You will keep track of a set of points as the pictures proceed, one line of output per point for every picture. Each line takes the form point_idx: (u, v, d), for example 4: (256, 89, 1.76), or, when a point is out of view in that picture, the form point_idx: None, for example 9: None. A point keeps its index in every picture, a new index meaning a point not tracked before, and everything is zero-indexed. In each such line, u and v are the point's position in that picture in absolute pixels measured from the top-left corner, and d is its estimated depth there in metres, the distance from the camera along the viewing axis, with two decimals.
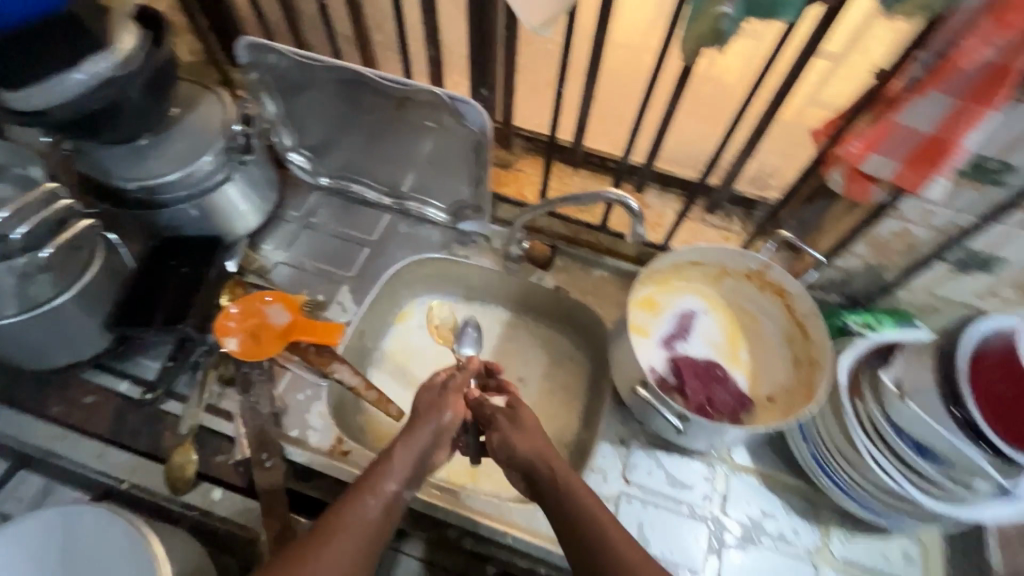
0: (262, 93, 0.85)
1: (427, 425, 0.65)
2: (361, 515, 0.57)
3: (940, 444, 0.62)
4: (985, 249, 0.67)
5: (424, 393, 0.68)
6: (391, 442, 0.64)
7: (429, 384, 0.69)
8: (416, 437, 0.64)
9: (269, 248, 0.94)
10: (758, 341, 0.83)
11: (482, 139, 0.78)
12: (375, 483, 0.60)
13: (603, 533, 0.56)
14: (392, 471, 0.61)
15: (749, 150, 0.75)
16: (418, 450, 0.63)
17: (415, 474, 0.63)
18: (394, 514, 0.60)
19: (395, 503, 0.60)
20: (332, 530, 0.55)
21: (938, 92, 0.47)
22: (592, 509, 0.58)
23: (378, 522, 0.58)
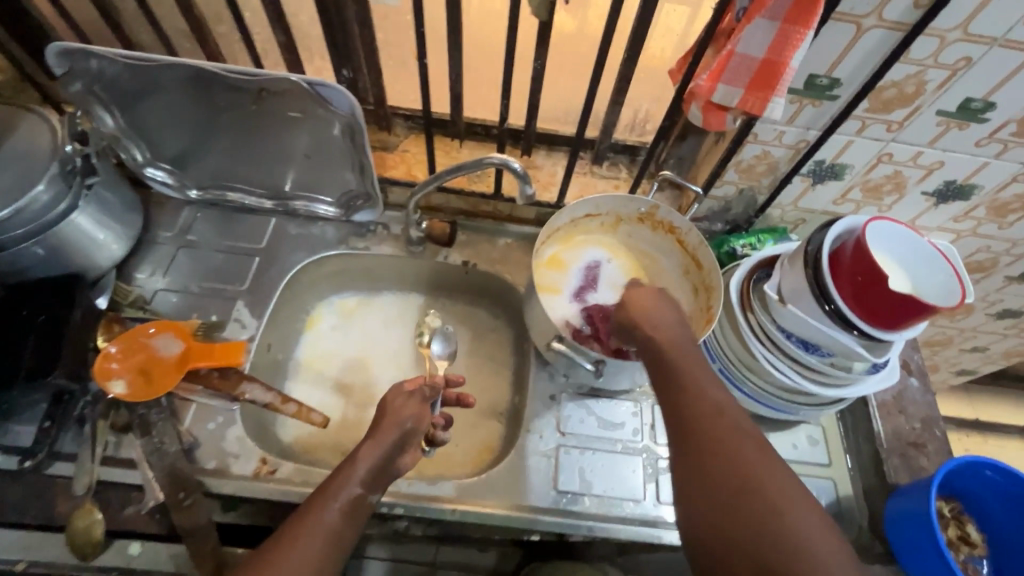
0: (93, 106, 0.75)
1: (398, 424, 0.68)
2: (321, 522, 0.57)
3: (819, 337, 0.69)
4: (831, 159, 0.75)
5: (392, 399, 0.70)
6: (358, 445, 0.65)
7: (399, 389, 0.71)
8: (381, 436, 0.66)
9: (144, 276, 0.85)
10: (660, 278, 0.87)
11: (355, 124, 0.74)
12: (334, 491, 0.60)
13: (706, 403, 0.53)
14: (353, 475, 0.62)
15: (619, 97, 0.78)
16: (384, 450, 0.65)
17: (381, 475, 0.64)
18: (358, 516, 0.61)
19: (358, 505, 0.61)
20: (292, 540, 0.55)
21: (763, 18, 0.51)
22: (696, 376, 0.55)
23: (339, 526, 0.58)
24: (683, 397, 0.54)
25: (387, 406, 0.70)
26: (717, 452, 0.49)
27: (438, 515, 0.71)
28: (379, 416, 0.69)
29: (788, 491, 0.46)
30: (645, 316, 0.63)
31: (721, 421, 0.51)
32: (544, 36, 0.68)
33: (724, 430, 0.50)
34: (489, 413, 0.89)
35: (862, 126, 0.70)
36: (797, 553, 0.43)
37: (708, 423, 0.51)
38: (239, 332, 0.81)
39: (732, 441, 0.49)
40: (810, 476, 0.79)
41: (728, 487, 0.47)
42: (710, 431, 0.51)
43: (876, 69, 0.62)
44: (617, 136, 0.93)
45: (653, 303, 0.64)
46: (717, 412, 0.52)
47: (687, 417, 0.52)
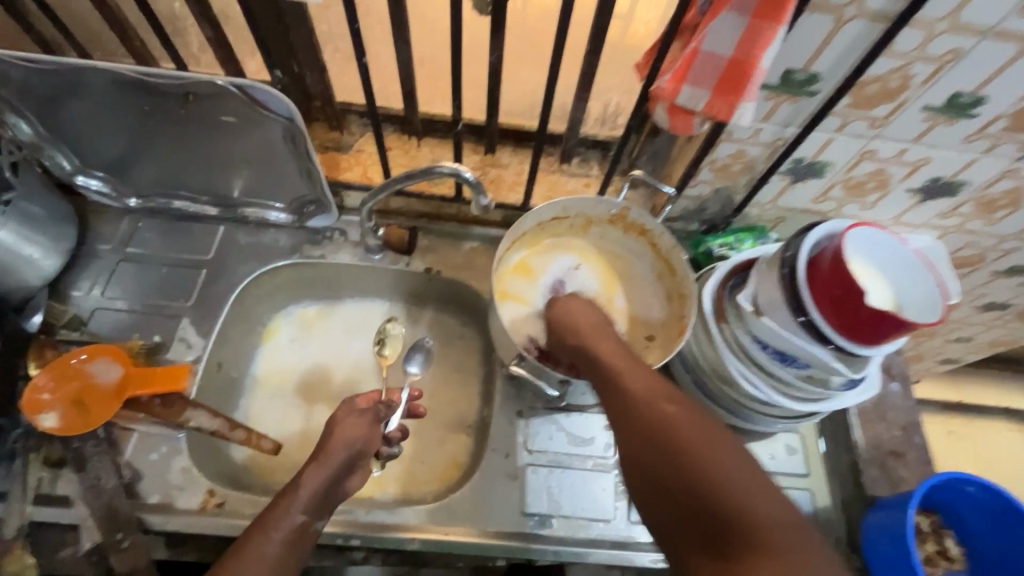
0: (5, 111, 0.69)
1: (344, 445, 0.63)
2: (259, 557, 0.53)
3: (795, 350, 0.65)
4: (811, 157, 0.70)
5: (341, 418, 0.66)
6: (302, 467, 0.61)
7: (347, 405, 0.67)
8: (326, 460, 0.62)
9: (80, 293, 0.79)
10: (633, 283, 0.83)
11: (294, 127, 0.68)
12: (274, 522, 0.56)
13: (636, 389, 0.54)
14: (295, 504, 0.57)
15: (584, 92, 0.72)
16: (328, 474, 0.61)
17: (326, 498, 0.60)
18: (303, 546, 0.57)
19: (302, 534, 0.57)
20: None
21: (730, 12, 0.46)
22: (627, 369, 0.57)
23: (280, 558, 0.55)
24: (615, 389, 0.56)
25: (334, 426, 0.65)
26: (649, 426, 0.50)
27: (398, 543, 0.68)
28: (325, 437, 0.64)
29: (716, 445, 0.46)
30: (578, 325, 0.66)
31: (651, 401, 0.52)
32: (497, 28, 0.62)
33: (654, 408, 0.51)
34: (456, 427, 0.85)
35: (843, 123, 0.65)
36: (731, 500, 0.42)
37: (640, 404, 0.53)
38: (184, 353, 0.76)
39: (662, 415, 0.50)
40: (787, 488, 0.76)
41: (662, 453, 0.47)
42: (642, 409, 0.52)
43: (857, 64, 0.57)
44: (587, 131, 0.87)
45: (586, 315, 0.67)
46: (649, 395, 0.53)
47: (621, 407, 0.54)
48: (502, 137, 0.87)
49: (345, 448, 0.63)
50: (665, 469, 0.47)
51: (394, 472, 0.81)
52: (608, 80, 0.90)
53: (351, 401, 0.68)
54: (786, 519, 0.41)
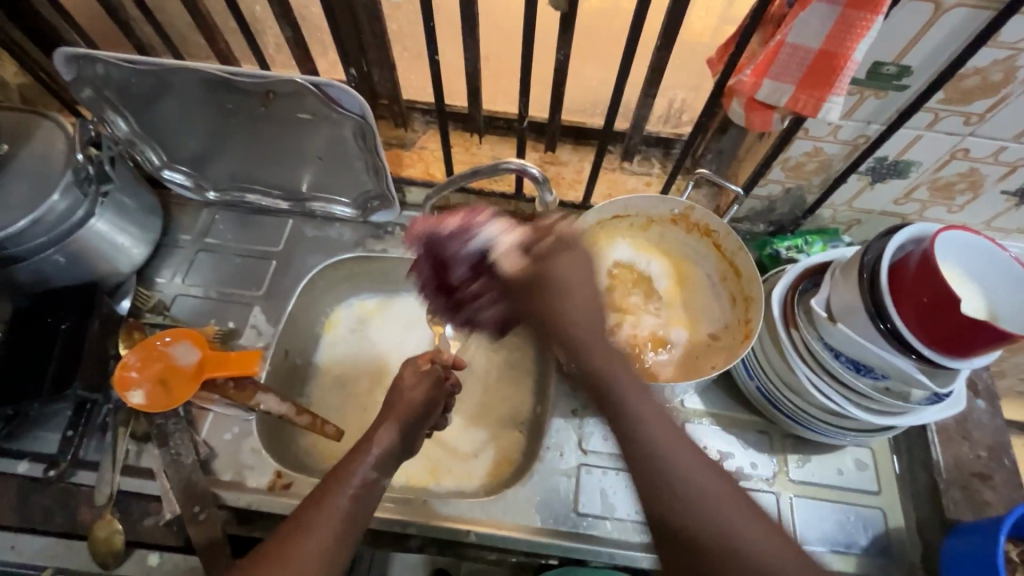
0: (105, 110, 0.74)
1: (411, 404, 0.66)
2: (333, 509, 0.54)
3: (872, 359, 0.62)
4: (894, 155, 0.66)
5: (405, 377, 0.69)
6: (376, 424, 0.64)
7: (411, 365, 0.71)
8: (395, 417, 0.64)
9: (163, 280, 0.84)
10: (693, 286, 0.81)
11: (365, 124, 0.70)
12: (345, 478, 0.57)
13: (688, 481, 0.47)
14: (365, 461, 0.60)
15: (652, 88, 0.71)
16: (398, 431, 0.63)
17: (393, 457, 0.62)
18: (372, 500, 0.58)
19: (370, 488, 0.58)
20: (304, 529, 0.52)
21: (822, 3, 0.44)
22: (667, 441, 0.48)
23: (352, 510, 0.55)
24: (661, 480, 0.47)
25: (403, 387, 0.68)
26: (717, 541, 0.44)
27: (453, 535, 0.69)
28: (393, 393, 0.68)
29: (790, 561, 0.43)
30: (595, 344, 0.52)
31: (711, 498, 0.46)
32: (567, 24, 0.62)
33: (718, 509, 0.45)
34: (508, 423, 0.85)
35: (934, 119, 0.61)
36: None
37: (701, 501, 0.46)
38: (255, 339, 0.80)
39: (728, 519, 0.45)
40: (855, 505, 0.72)
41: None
42: (704, 523, 0.45)
43: (956, 55, 0.53)
44: (650, 128, 0.85)
45: (589, 308, 0.54)
46: (704, 480, 0.47)
47: (678, 512, 0.46)
48: (563, 135, 0.87)
49: (414, 405, 0.66)
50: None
51: (448, 463, 0.82)
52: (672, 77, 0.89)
53: (415, 360, 0.71)
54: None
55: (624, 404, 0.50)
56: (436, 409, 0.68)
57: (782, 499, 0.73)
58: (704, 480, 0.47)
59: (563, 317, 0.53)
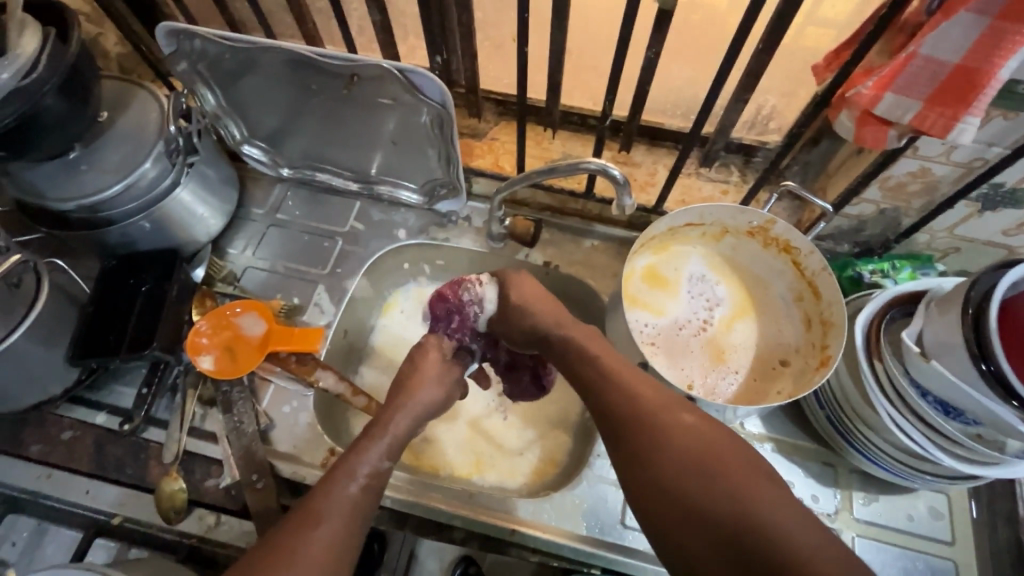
0: (197, 84, 0.75)
1: (427, 391, 0.68)
2: (341, 497, 0.54)
3: (965, 403, 0.57)
4: (1015, 183, 0.60)
5: (428, 361, 0.71)
6: (389, 412, 0.65)
7: (435, 347, 0.72)
8: (411, 405, 0.66)
9: (235, 251, 0.87)
10: (767, 305, 0.77)
11: (444, 112, 0.69)
12: (355, 467, 0.57)
13: (658, 415, 0.53)
14: (376, 449, 0.60)
15: (744, 93, 0.67)
16: (414, 417, 0.65)
17: (401, 444, 0.63)
18: (379, 490, 0.58)
19: (379, 476, 0.58)
20: (315, 518, 0.52)
21: (969, 13, 0.40)
22: (635, 387, 0.56)
23: (359, 500, 0.55)
24: (633, 421, 0.54)
25: (423, 368, 0.70)
26: (680, 456, 0.50)
27: (497, 532, 0.69)
28: (416, 375, 0.69)
29: (748, 472, 0.48)
30: (576, 343, 0.63)
31: (676, 427, 0.52)
32: (664, 21, 0.58)
33: (680, 433, 0.51)
34: (557, 424, 0.84)
35: None
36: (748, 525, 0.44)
37: (666, 433, 0.52)
38: (317, 317, 0.82)
39: (693, 440, 0.50)
40: (923, 553, 0.68)
41: (696, 488, 0.47)
42: (669, 446, 0.51)
43: None
44: (734, 134, 0.81)
45: (578, 327, 0.65)
46: (669, 416, 0.53)
47: (638, 441, 0.52)
48: (637, 135, 0.85)
49: (425, 390, 0.68)
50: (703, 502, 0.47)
51: (493, 457, 0.82)
52: (763, 80, 0.84)
53: (438, 344, 0.72)
54: (823, 538, 0.43)
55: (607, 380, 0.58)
56: (451, 398, 0.71)
57: (843, 536, 0.69)
58: (672, 409, 0.53)
59: (556, 344, 0.65)
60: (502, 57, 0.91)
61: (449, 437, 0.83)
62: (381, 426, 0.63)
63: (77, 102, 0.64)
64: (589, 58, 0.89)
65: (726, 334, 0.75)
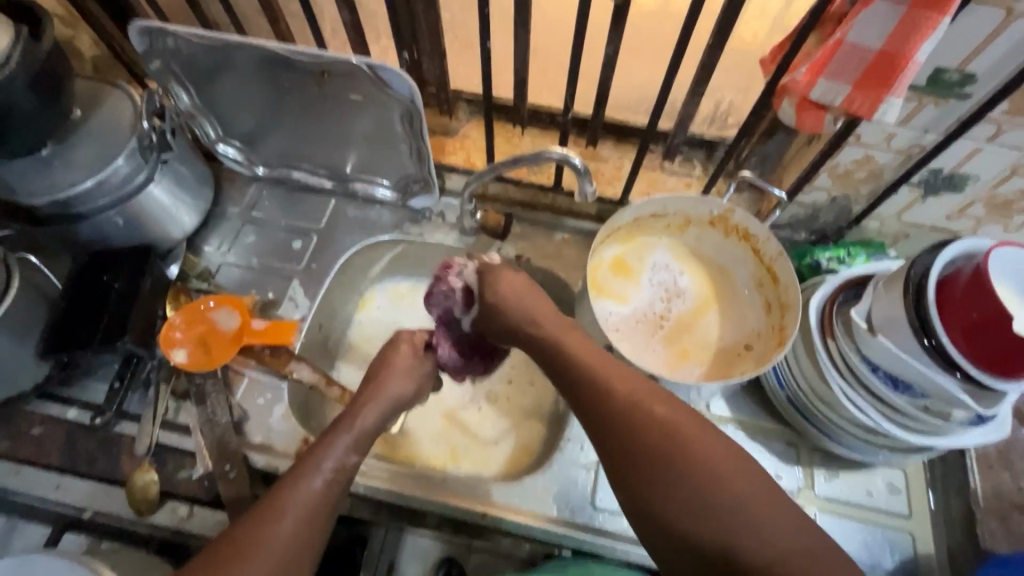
0: (171, 82, 0.77)
1: (397, 386, 0.68)
2: (304, 493, 0.54)
3: (913, 375, 0.60)
4: (951, 168, 0.64)
5: (400, 354, 0.72)
6: (357, 406, 0.65)
7: (406, 341, 0.73)
8: (380, 398, 0.66)
9: (211, 248, 0.88)
10: (731, 293, 0.80)
11: (413, 107, 0.71)
12: (319, 461, 0.57)
13: (635, 416, 0.53)
14: (343, 444, 0.59)
15: (699, 86, 0.70)
16: (383, 410, 0.65)
17: (369, 436, 0.63)
18: (346, 483, 0.58)
19: (344, 471, 0.58)
20: (277, 514, 0.52)
21: (885, 2, 0.43)
22: (610, 385, 0.56)
23: (324, 497, 0.55)
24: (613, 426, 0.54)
25: (394, 364, 0.70)
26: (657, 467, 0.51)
27: (469, 516, 0.70)
28: (386, 370, 0.70)
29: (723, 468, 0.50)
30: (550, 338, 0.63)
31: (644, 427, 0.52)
32: (619, 18, 0.62)
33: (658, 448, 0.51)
34: (531, 414, 0.86)
35: (997, 130, 0.58)
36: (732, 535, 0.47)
37: (639, 432, 0.52)
38: (292, 311, 0.83)
39: (669, 441, 0.51)
40: (882, 527, 0.70)
41: (678, 495, 0.49)
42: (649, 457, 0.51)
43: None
44: (695, 130, 0.85)
45: (555, 322, 0.65)
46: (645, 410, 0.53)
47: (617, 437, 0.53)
48: (604, 131, 0.88)
49: (395, 384, 0.68)
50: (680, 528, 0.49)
51: (467, 448, 0.83)
52: (720, 78, 0.88)
53: (410, 338, 0.73)
54: (789, 531, 0.47)
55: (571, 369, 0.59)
56: (421, 390, 0.72)
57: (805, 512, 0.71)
58: (647, 406, 0.53)
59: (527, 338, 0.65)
60: (471, 58, 0.94)
61: (424, 429, 0.84)
62: (352, 418, 0.63)
63: (49, 99, 0.65)
64: (555, 59, 0.92)
65: (691, 321, 0.78)
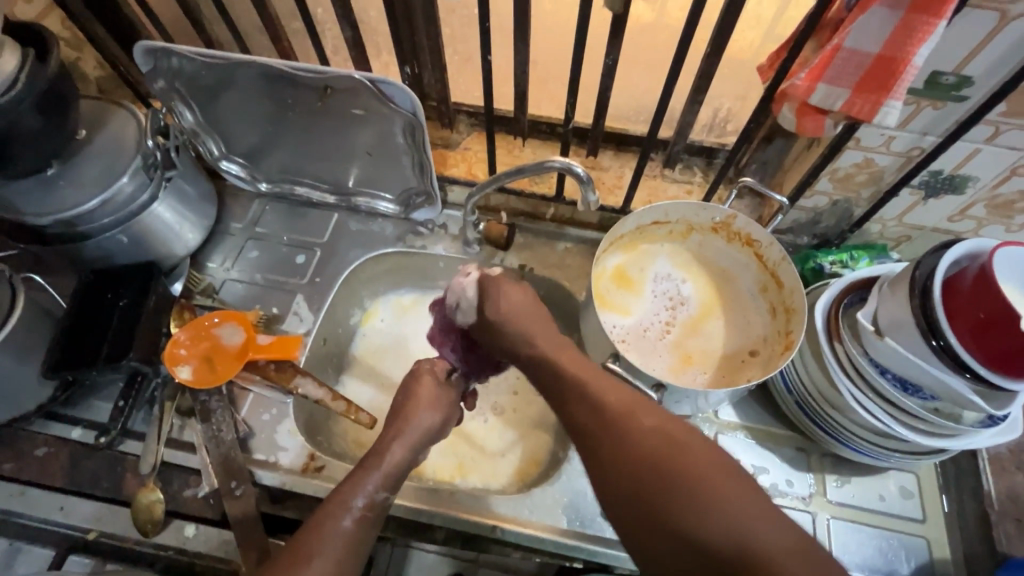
0: (175, 101, 0.78)
1: (425, 418, 0.67)
2: (336, 534, 0.53)
3: (922, 377, 0.60)
4: (950, 169, 0.64)
5: (422, 387, 0.70)
6: (386, 442, 0.64)
7: (428, 373, 0.71)
8: (408, 432, 0.65)
9: (215, 265, 0.88)
10: (735, 299, 0.79)
11: (415, 120, 0.71)
12: (348, 499, 0.56)
13: (625, 420, 0.52)
14: (372, 480, 0.59)
15: (698, 94, 0.71)
16: (409, 445, 0.64)
17: (398, 473, 0.62)
18: (376, 521, 0.57)
19: (374, 509, 0.57)
20: (306, 555, 0.51)
21: (880, 7, 0.44)
22: (602, 395, 0.55)
23: (355, 537, 0.54)
24: (606, 429, 0.53)
25: (418, 395, 0.69)
26: (645, 463, 0.49)
27: (478, 529, 0.69)
28: (412, 402, 0.68)
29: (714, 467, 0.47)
30: (544, 355, 0.63)
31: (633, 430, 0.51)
32: (618, 30, 0.62)
33: (653, 441, 0.50)
34: (538, 425, 0.85)
35: (995, 132, 0.59)
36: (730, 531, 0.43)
37: (630, 435, 0.51)
38: (296, 325, 0.83)
39: (657, 441, 0.50)
40: (896, 532, 0.69)
41: (669, 499, 0.46)
42: (644, 451, 0.50)
43: (1020, 65, 0.52)
44: (694, 138, 0.86)
45: (549, 341, 0.64)
46: (632, 418, 0.53)
47: (608, 443, 0.52)
48: (604, 141, 0.88)
49: (420, 416, 0.67)
50: (688, 523, 0.44)
51: (474, 460, 0.83)
52: (717, 87, 0.89)
53: (430, 367, 0.72)
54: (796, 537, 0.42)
55: (562, 382, 0.59)
56: (448, 422, 0.70)
57: (819, 519, 0.70)
58: (636, 414, 0.53)
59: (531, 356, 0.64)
60: (471, 72, 0.95)
61: None
62: (379, 456, 0.62)
63: (55, 120, 0.66)
64: (554, 71, 0.93)
65: (695, 328, 0.77)
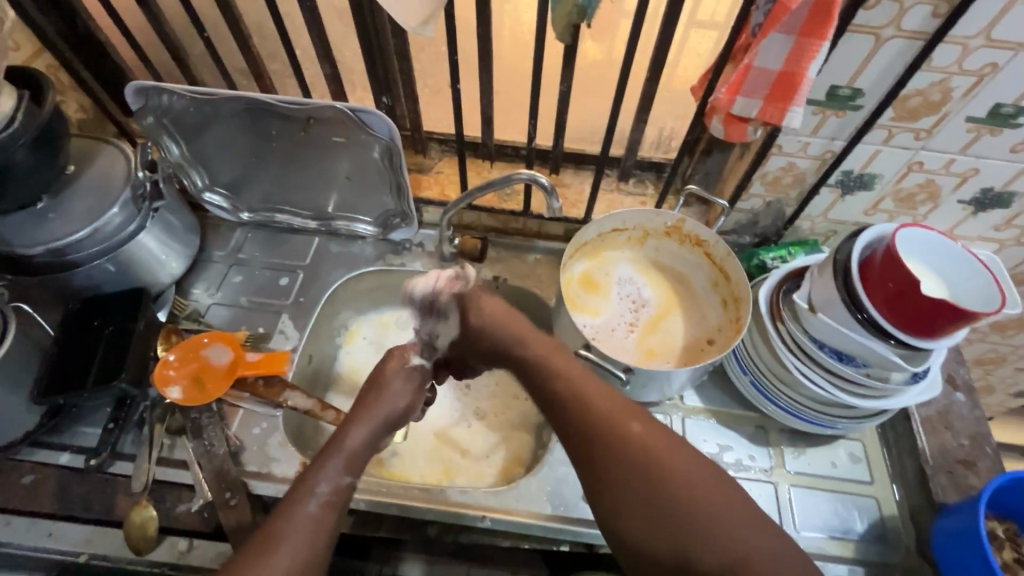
0: (162, 136, 0.82)
1: (390, 401, 0.70)
2: (303, 517, 0.54)
3: (853, 346, 0.68)
4: (859, 169, 0.75)
5: (388, 369, 0.73)
6: (344, 428, 0.65)
7: (396, 357, 0.74)
8: (368, 416, 0.67)
9: (199, 291, 0.91)
10: (691, 296, 0.88)
11: (393, 145, 0.78)
12: (313, 485, 0.57)
13: (610, 431, 0.56)
14: (334, 466, 0.60)
15: (643, 115, 0.80)
16: (373, 427, 0.66)
17: (360, 457, 0.63)
18: (341, 504, 0.58)
19: (339, 494, 0.58)
20: (275, 539, 0.52)
21: (779, 33, 0.54)
22: (591, 400, 0.59)
23: (322, 518, 0.55)
24: (586, 443, 0.57)
25: (388, 377, 0.72)
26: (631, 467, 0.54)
27: (469, 521, 0.73)
28: (379, 387, 0.71)
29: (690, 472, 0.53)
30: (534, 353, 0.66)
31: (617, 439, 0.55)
32: (569, 59, 0.72)
33: (634, 448, 0.54)
34: (518, 426, 0.90)
35: (889, 134, 0.70)
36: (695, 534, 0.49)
37: (613, 442, 0.55)
38: (283, 343, 0.86)
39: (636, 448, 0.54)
40: (849, 494, 0.76)
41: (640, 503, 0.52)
42: (626, 461, 0.54)
43: (898, 77, 0.63)
44: (644, 154, 0.96)
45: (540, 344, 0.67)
46: (622, 423, 0.56)
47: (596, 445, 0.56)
48: (564, 160, 0.97)
49: (390, 399, 0.70)
50: (660, 529, 0.51)
51: (461, 463, 0.86)
52: (660, 109, 1.00)
53: (403, 350, 0.75)
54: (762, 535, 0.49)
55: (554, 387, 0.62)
56: (416, 406, 0.73)
57: (780, 488, 0.77)
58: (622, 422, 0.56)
59: (517, 358, 0.67)
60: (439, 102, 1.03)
61: (416, 449, 0.87)
62: (338, 441, 0.63)
63: (48, 156, 0.70)
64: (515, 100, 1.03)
65: (658, 325, 0.85)
